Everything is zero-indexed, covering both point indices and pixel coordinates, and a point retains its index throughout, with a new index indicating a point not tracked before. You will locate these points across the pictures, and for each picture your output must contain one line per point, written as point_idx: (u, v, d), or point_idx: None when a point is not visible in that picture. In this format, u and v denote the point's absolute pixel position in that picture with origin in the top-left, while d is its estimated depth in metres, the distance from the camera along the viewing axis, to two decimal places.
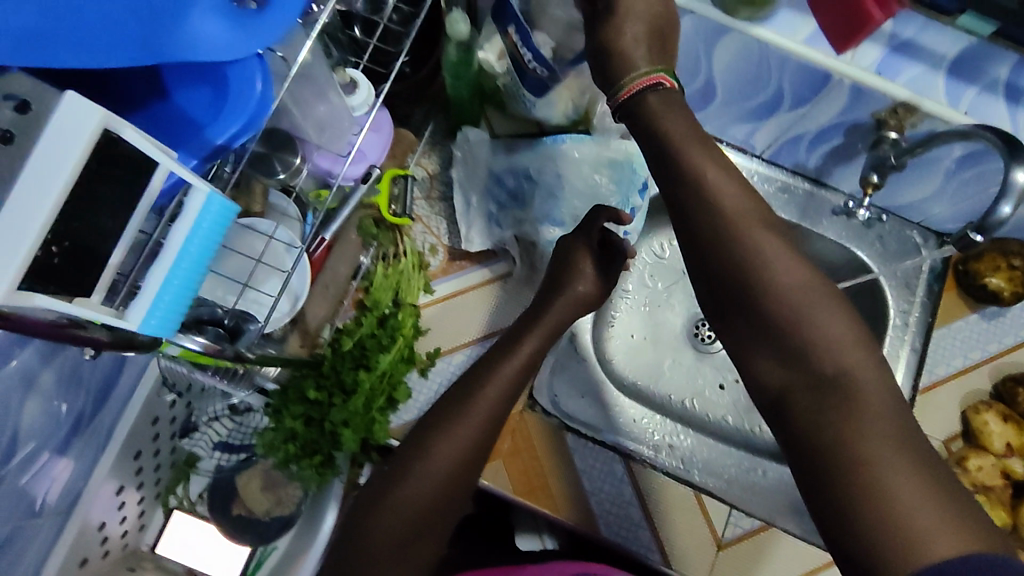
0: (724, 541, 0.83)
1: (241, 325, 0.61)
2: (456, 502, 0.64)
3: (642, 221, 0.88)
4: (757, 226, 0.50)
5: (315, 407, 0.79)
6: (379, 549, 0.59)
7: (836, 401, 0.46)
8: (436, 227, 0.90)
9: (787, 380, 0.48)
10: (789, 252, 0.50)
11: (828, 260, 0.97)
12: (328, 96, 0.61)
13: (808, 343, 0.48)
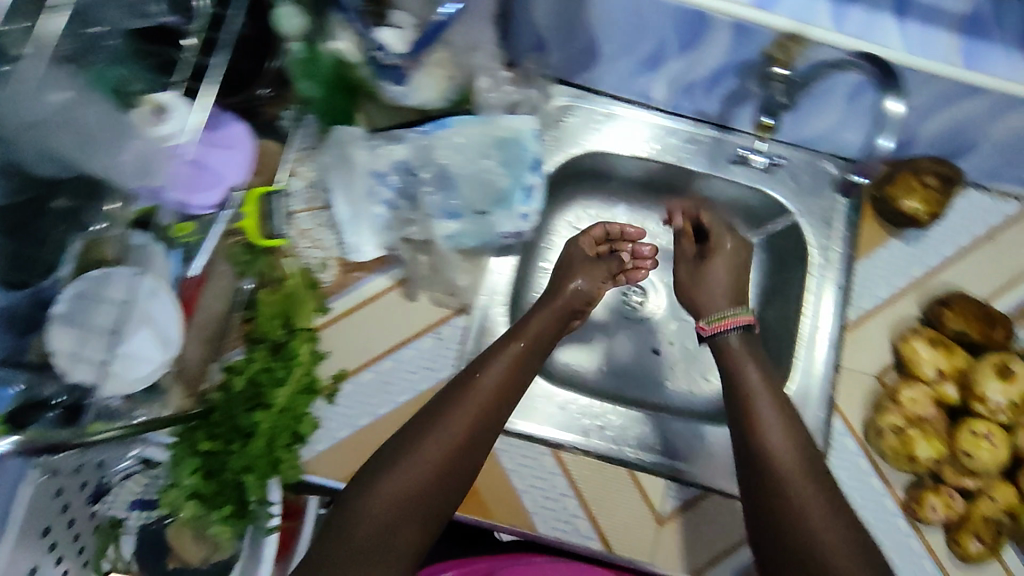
0: (663, 514, 0.81)
1: (82, 400, 0.56)
2: (445, 498, 0.63)
3: (540, 200, 0.81)
4: (762, 405, 0.66)
5: (212, 458, 0.73)
6: (361, 542, 0.58)
7: (791, 520, 0.58)
8: (322, 240, 0.82)
9: (777, 518, 0.59)
10: (787, 434, 0.64)
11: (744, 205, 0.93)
12: (127, 132, 0.54)
13: (785, 483, 0.61)
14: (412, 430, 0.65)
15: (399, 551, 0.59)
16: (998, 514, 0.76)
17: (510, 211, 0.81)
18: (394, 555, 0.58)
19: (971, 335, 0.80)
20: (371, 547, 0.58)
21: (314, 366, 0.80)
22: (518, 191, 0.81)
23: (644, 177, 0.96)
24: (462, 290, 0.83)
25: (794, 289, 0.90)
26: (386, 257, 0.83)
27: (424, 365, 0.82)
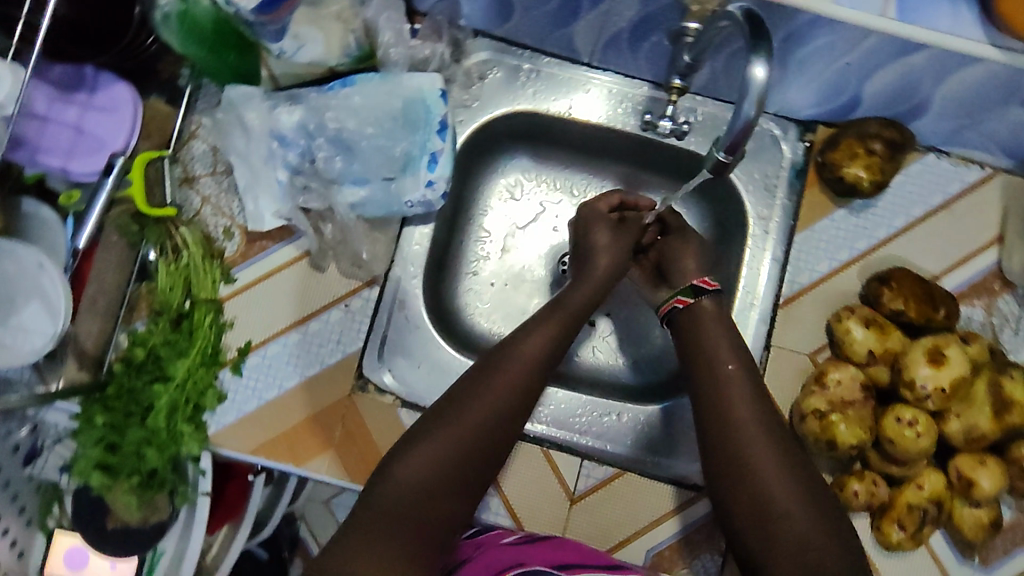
0: (577, 494, 0.79)
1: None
2: (487, 456, 0.65)
3: (446, 166, 0.76)
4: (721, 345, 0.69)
5: (111, 430, 0.74)
6: (402, 504, 0.59)
7: (747, 481, 0.60)
8: (225, 207, 0.79)
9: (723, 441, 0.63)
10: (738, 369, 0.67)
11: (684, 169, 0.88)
12: None
13: (729, 410, 0.64)
14: (449, 403, 0.67)
15: (441, 512, 0.61)
16: (922, 502, 0.72)
17: (416, 177, 0.76)
18: (438, 517, 0.61)
19: (909, 315, 0.75)
20: (414, 505, 0.60)
21: (219, 337, 0.78)
22: (423, 156, 0.76)
23: (580, 138, 0.90)
24: (367, 262, 0.80)
25: (731, 261, 0.85)
26: (289, 226, 0.80)
27: (332, 338, 0.80)
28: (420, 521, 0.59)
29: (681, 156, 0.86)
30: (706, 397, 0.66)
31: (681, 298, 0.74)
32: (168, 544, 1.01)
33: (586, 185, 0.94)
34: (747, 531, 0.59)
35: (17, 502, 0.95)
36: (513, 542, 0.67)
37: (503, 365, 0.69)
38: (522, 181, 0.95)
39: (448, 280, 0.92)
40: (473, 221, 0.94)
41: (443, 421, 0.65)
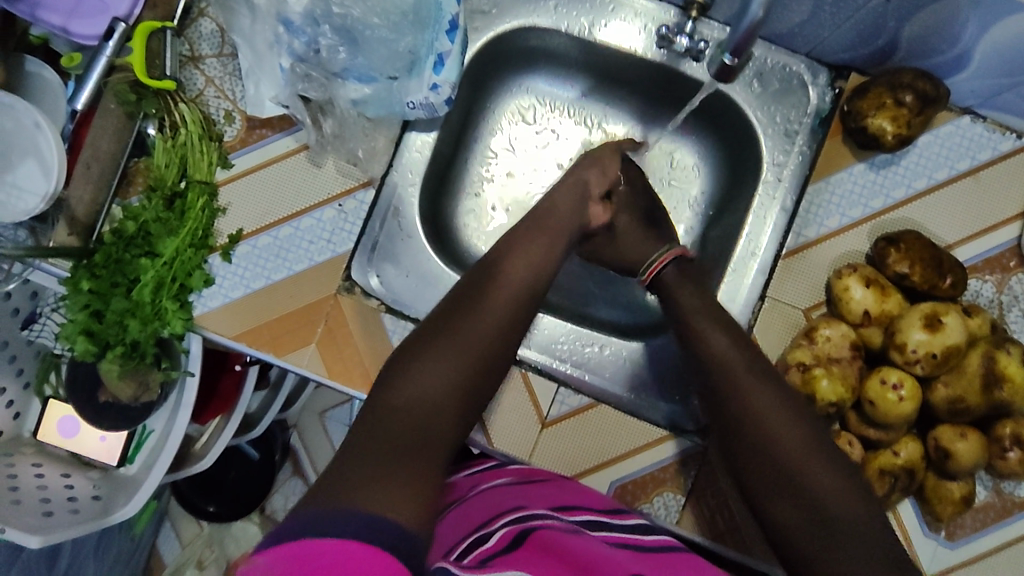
0: (548, 419, 0.78)
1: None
2: (500, 366, 0.65)
3: (453, 69, 0.73)
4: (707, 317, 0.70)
5: (97, 298, 0.74)
6: (406, 424, 0.57)
7: (757, 425, 0.62)
8: (229, 90, 0.79)
9: (734, 401, 0.64)
10: (728, 342, 0.68)
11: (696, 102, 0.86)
12: None
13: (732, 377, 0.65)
14: (442, 330, 0.64)
15: (448, 434, 0.58)
16: (895, 469, 0.71)
17: (421, 80, 0.73)
18: (436, 435, 0.58)
19: (913, 279, 0.72)
20: (434, 414, 0.58)
21: (211, 221, 0.78)
22: (429, 57, 0.73)
23: (599, 63, 0.87)
24: (365, 160, 0.80)
25: (739, 206, 0.83)
26: (292, 117, 0.79)
27: (323, 237, 0.79)
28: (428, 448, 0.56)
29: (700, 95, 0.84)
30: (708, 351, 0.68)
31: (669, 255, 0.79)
32: (156, 425, 1.04)
33: (600, 114, 0.93)
34: (761, 486, 0.61)
35: (16, 363, 1.00)
36: (504, 484, 0.68)
37: (497, 289, 0.68)
38: (535, 104, 0.93)
39: (451, 197, 0.91)
40: (482, 140, 0.93)
41: (437, 346, 0.63)
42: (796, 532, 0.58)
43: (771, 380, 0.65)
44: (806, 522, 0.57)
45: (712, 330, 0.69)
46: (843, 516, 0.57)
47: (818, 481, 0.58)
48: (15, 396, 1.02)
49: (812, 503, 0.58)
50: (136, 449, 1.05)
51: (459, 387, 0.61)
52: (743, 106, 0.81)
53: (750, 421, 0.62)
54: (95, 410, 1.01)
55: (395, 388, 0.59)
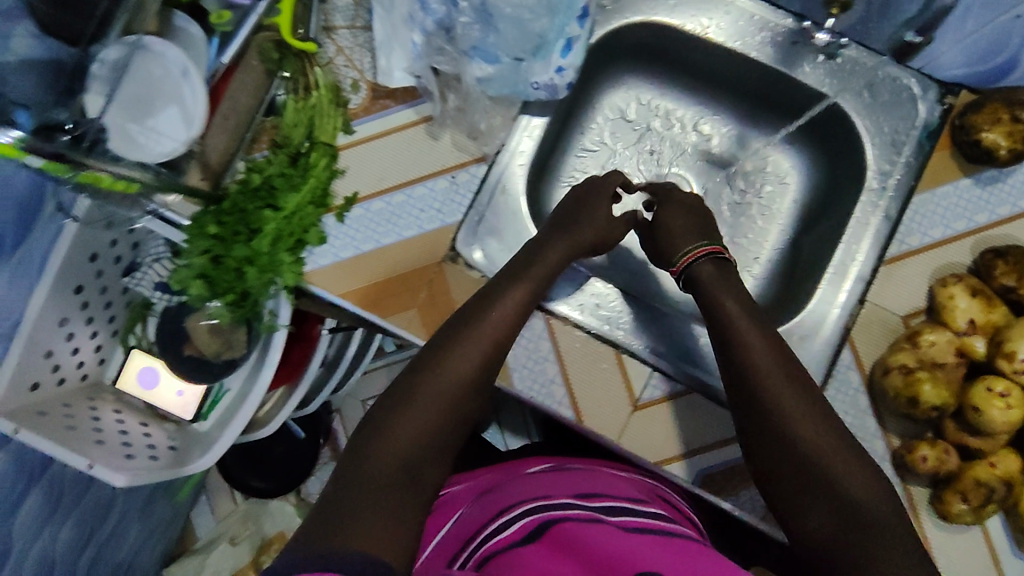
0: (640, 402, 0.79)
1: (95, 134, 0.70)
2: (467, 416, 0.68)
3: (578, 54, 0.78)
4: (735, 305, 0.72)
5: (220, 243, 0.77)
6: (376, 474, 0.60)
7: (783, 415, 0.65)
8: (358, 60, 0.83)
9: (770, 388, 0.66)
10: (753, 324, 0.71)
11: (797, 104, 0.88)
12: None
13: (753, 372, 0.67)
14: (418, 385, 0.67)
15: (419, 485, 0.62)
16: (992, 480, 0.71)
17: (547, 62, 0.78)
18: (421, 483, 0.62)
19: (1019, 293, 0.73)
20: (409, 463, 0.62)
21: (330, 181, 0.80)
22: (558, 40, 0.77)
23: (706, 67, 0.90)
24: (483, 136, 0.83)
25: (841, 212, 0.85)
26: (415, 90, 0.83)
27: (434, 207, 0.82)
28: (400, 490, 0.60)
29: (804, 103, 0.87)
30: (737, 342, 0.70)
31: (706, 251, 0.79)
32: (234, 384, 1.06)
33: (700, 117, 0.96)
34: (792, 481, 0.64)
35: (110, 309, 1.03)
36: (535, 472, 0.75)
37: (469, 344, 0.69)
38: (638, 102, 0.96)
39: (548, 183, 0.94)
40: (581, 131, 0.96)
41: (409, 407, 0.65)
42: (827, 533, 0.61)
43: (809, 395, 0.66)
44: (832, 518, 0.61)
45: (749, 345, 0.69)
46: (875, 522, 0.60)
47: (853, 486, 0.61)
48: (103, 342, 1.05)
49: (846, 500, 0.61)
50: (209, 407, 1.08)
51: (429, 457, 0.63)
52: (849, 114, 0.83)
53: (782, 419, 0.65)
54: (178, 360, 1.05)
55: (374, 452, 0.62)
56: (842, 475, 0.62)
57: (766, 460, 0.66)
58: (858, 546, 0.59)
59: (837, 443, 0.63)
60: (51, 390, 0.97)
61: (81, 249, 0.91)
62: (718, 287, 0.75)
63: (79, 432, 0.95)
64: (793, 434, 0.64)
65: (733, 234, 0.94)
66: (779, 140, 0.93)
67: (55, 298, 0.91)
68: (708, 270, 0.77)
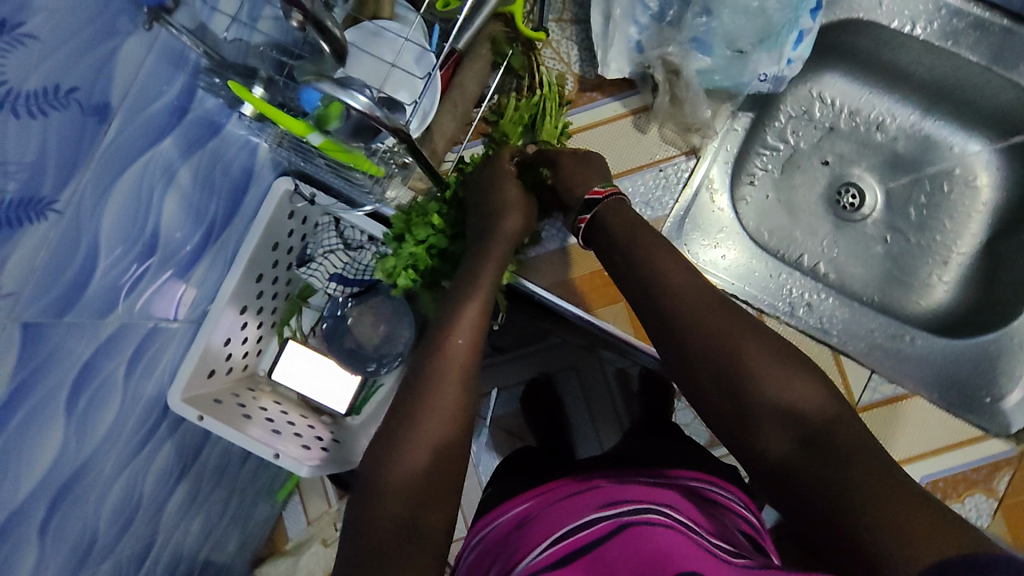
0: (863, 404, 0.81)
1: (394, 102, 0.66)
2: (462, 441, 0.62)
3: (808, 47, 0.76)
4: (673, 265, 0.66)
5: (440, 232, 0.78)
6: (383, 535, 0.56)
7: (777, 407, 0.55)
8: (566, 53, 0.83)
9: (735, 376, 0.57)
10: (711, 295, 0.63)
11: (1000, 104, 0.86)
12: None
13: (727, 351, 0.58)
14: (405, 415, 0.61)
15: (427, 528, 0.57)
16: None
17: (775, 57, 0.77)
18: (426, 525, 0.57)
19: None
20: (413, 509, 0.57)
21: None
22: (792, 32, 0.75)
23: (908, 68, 0.90)
24: (694, 131, 0.82)
25: None
26: (625, 83, 0.83)
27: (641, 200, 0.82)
28: (401, 545, 0.55)
29: (1009, 107, 0.86)
30: (681, 317, 0.62)
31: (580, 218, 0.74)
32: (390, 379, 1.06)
33: (886, 117, 0.95)
34: (805, 486, 0.51)
35: (275, 300, 1.02)
36: (572, 494, 0.65)
37: (441, 374, 0.64)
38: (826, 102, 0.96)
39: (735, 181, 0.93)
40: (765, 128, 0.95)
41: (396, 439, 0.60)
42: (855, 532, 0.47)
43: (748, 326, 0.60)
44: (849, 513, 0.47)
45: (669, 280, 0.64)
46: (906, 512, 0.45)
47: (811, 406, 0.54)
48: (264, 333, 1.03)
49: (861, 492, 0.48)
50: (362, 400, 1.07)
51: (428, 501, 0.58)
52: None
53: (777, 407, 0.55)
54: (342, 353, 1.05)
55: (368, 516, 0.57)
56: (795, 399, 0.55)
57: (717, 414, 0.59)
58: (828, 469, 0.50)
59: (790, 368, 0.57)
60: (223, 379, 0.96)
61: (268, 236, 0.90)
62: (625, 222, 0.70)
63: (255, 420, 0.95)
64: (723, 359, 0.58)
65: (921, 235, 0.93)
66: (970, 145, 0.92)
67: (241, 286, 0.90)
68: (619, 219, 0.72)
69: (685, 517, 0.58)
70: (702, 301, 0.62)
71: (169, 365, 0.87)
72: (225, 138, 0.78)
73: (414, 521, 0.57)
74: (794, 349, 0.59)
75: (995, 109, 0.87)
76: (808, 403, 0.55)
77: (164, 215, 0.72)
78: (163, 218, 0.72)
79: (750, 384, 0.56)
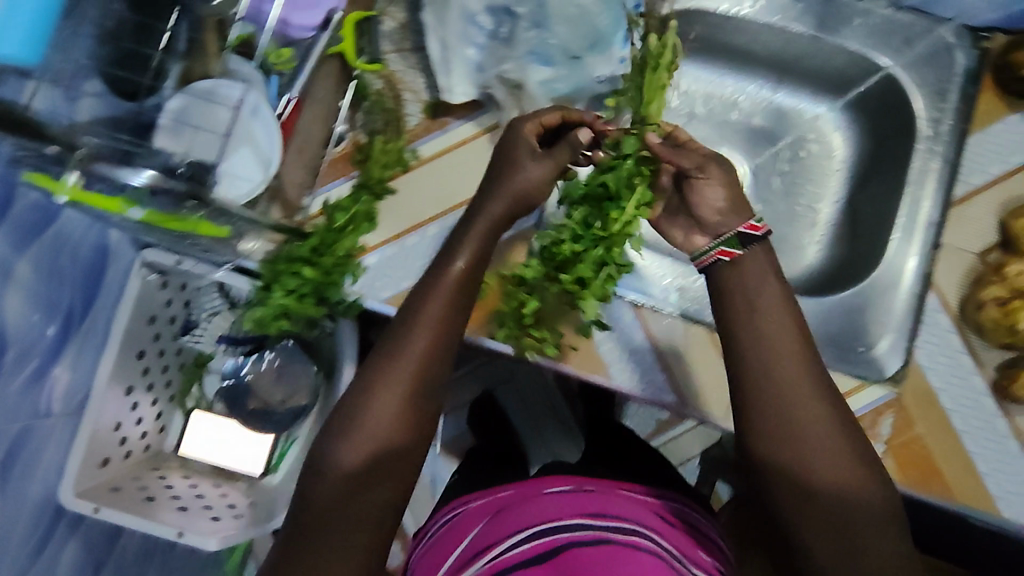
0: None
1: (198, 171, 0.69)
2: (410, 443, 0.62)
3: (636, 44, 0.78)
4: (776, 306, 0.62)
5: (307, 282, 0.76)
6: (314, 516, 0.59)
7: (825, 459, 0.57)
8: (413, 82, 0.83)
9: (809, 412, 0.58)
10: (795, 326, 0.61)
11: (833, 67, 0.90)
12: None
13: (794, 383, 0.59)
14: (353, 406, 0.62)
15: (363, 518, 0.60)
16: None
17: (607, 57, 0.78)
18: (368, 515, 0.60)
19: None
20: (346, 499, 0.59)
21: (377, 202, 0.80)
22: (618, 31, 0.77)
23: (754, 49, 0.93)
24: None
25: (898, 169, 0.86)
26: (475, 103, 0.82)
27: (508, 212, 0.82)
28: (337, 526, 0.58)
29: (839, 69, 0.90)
30: (758, 351, 0.60)
31: (725, 250, 0.65)
32: (301, 431, 1.04)
33: (739, 95, 0.98)
34: (815, 534, 0.56)
35: (167, 374, 0.99)
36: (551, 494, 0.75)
37: (392, 372, 0.62)
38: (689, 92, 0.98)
39: None
40: None
41: (345, 435, 0.61)
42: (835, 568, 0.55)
43: (834, 420, 0.58)
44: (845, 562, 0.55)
45: (780, 360, 0.60)
46: None
47: (852, 478, 0.57)
48: (162, 409, 1.01)
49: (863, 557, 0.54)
50: (279, 458, 1.05)
51: (365, 492, 0.60)
52: (897, 73, 0.86)
53: (814, 449, 0.57)
54: (244, 415, 1.01)
55: (310, 491, 0.60)
56: (842, 470, 0.57)
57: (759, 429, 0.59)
58: (859, 537, 0.55)
59: (854, 479, 0.57)
60: (119, 465, 0.93)
61: (140, 313, 0.88)
62: (751, 283, 0.63)
63: (158, 502, 0.93)
64: (793, 447, 0.58)
65: (789, 203, 0.96)
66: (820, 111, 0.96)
67: (118, 366, 0.87)
68: (736, 280, 0.64)
69: (644, 527, 0.70)
70: (779, 323, 0.61)
71: (53, 460, 0.83)
72: (65, 222, 0.75)
73: (352, 510, 0.59)
74: (869, 460, 0.58)
75: (826, 71, 0.92)
76: (856, 516, 0.56)
77: (11, 314, 0.69)
78: (10, 316, 0.69)
79: (802, 426, 0.58)
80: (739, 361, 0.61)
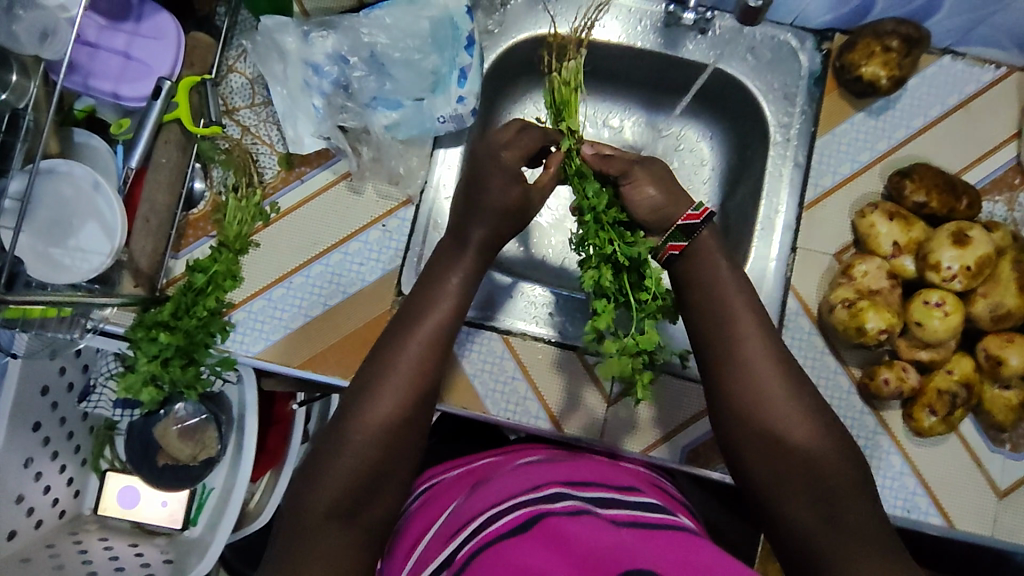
0: (612, 397, 0.83)
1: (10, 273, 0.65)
2: (410, 436, 0.64)
3: (474, 82, 0.79)
4: (733, 295, 0.65)
5: (172, 349, 0.77)
6: (316, 509, 0.58)
7: (790, 433, 0.59)
8: (266, 135, 0.83)
9: (776, 389, 0.61)
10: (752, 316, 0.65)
11: (687, 79, 0.90)
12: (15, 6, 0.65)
13: (759, 365, 0.62)
14: (357, 398, 0.64)
15: (368, 508, 0.60)
16: (952, 386, 0.76)
17: (447, 97, 0.80)
18: (370, 505, 0.60)
19: (932, 206, 0.77)
20: (354, 489, 0.60)
21: (239, 259, 0.81)
22: (453, 72, 0.79)
23: (607, 65, 0.92)
24: (405, 179, 0.83)
25: (754, 173, 0.87)
26: (328, 151, 0.83)
27: (372, 257, 0.83)
28: (339, 517, 0.58)
29: (679, 80, 0.91)
30: (718, 336, 0.64)
31: (674, 243, 0.68)
32: (217, 482, 1.05)
33: (607, 112, 0.96)
34: (788, 502, 0.57)
35: (74, 440, 1.01)
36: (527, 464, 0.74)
37: (397, 363, 0.65)
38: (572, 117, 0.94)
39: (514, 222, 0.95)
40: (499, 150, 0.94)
41: (350, 425, 0.62)
42: (811, 535, 0.54)
43: (788, 395, 0.61)
44: (820, 525, 0.54)
45: (744, 338, 0.63)
46: (873, 543, 0.53)
47: (820, 451, 0.58)
48: (74, 474, 1.03)
49: (838, 521, 0.54)
50: (197, 510, 1.06)
51: (365, 491, 0.60)
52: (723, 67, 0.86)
53: (776, 426, 0.59)
54: (154, 472, 1.04)
55: (308, 488, 0.60)
56: (809, 445, 0.58)
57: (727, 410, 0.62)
58: (832, 502, 0.55)
59: (825, 445, 0.58)
60: (29, 535, 0.95)
61: (29, 385, 0.89)
62: (706, 273, 0.67)
63: (70, 568, 0.95)
64: (762, 419, 0.60)
65: None
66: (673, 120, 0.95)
67: (13, 439, 0.89)
68: (689, 272, 0.68)
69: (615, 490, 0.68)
70: (742, 309, 0.65)
71: None
72: None
73: (355, 500, 0.59)
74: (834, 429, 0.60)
75: (675, 82, 0.91)
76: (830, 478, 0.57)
77: None
78: None
79: (764, 402, 0.60)
80: (708, 347, 0.64)
